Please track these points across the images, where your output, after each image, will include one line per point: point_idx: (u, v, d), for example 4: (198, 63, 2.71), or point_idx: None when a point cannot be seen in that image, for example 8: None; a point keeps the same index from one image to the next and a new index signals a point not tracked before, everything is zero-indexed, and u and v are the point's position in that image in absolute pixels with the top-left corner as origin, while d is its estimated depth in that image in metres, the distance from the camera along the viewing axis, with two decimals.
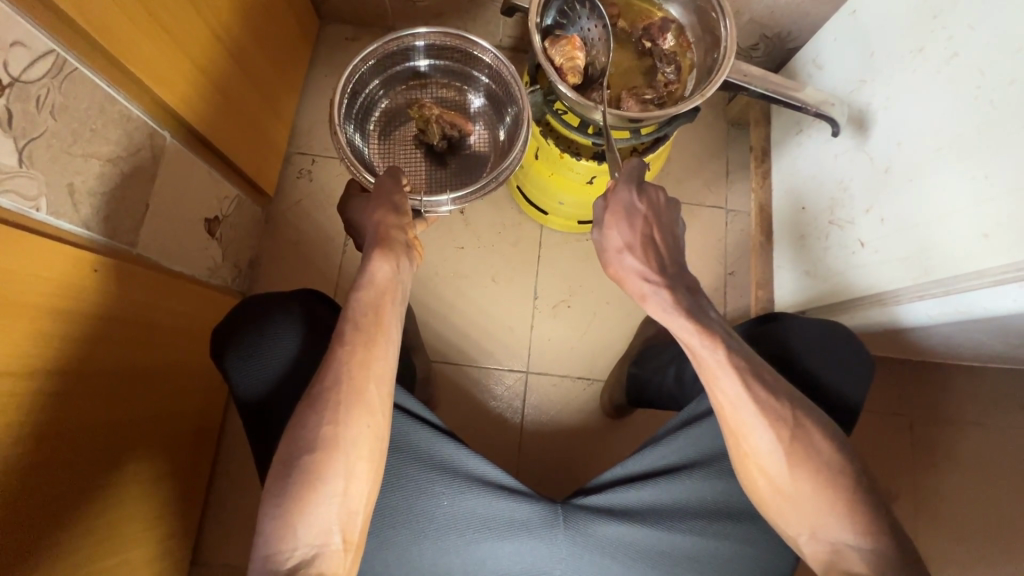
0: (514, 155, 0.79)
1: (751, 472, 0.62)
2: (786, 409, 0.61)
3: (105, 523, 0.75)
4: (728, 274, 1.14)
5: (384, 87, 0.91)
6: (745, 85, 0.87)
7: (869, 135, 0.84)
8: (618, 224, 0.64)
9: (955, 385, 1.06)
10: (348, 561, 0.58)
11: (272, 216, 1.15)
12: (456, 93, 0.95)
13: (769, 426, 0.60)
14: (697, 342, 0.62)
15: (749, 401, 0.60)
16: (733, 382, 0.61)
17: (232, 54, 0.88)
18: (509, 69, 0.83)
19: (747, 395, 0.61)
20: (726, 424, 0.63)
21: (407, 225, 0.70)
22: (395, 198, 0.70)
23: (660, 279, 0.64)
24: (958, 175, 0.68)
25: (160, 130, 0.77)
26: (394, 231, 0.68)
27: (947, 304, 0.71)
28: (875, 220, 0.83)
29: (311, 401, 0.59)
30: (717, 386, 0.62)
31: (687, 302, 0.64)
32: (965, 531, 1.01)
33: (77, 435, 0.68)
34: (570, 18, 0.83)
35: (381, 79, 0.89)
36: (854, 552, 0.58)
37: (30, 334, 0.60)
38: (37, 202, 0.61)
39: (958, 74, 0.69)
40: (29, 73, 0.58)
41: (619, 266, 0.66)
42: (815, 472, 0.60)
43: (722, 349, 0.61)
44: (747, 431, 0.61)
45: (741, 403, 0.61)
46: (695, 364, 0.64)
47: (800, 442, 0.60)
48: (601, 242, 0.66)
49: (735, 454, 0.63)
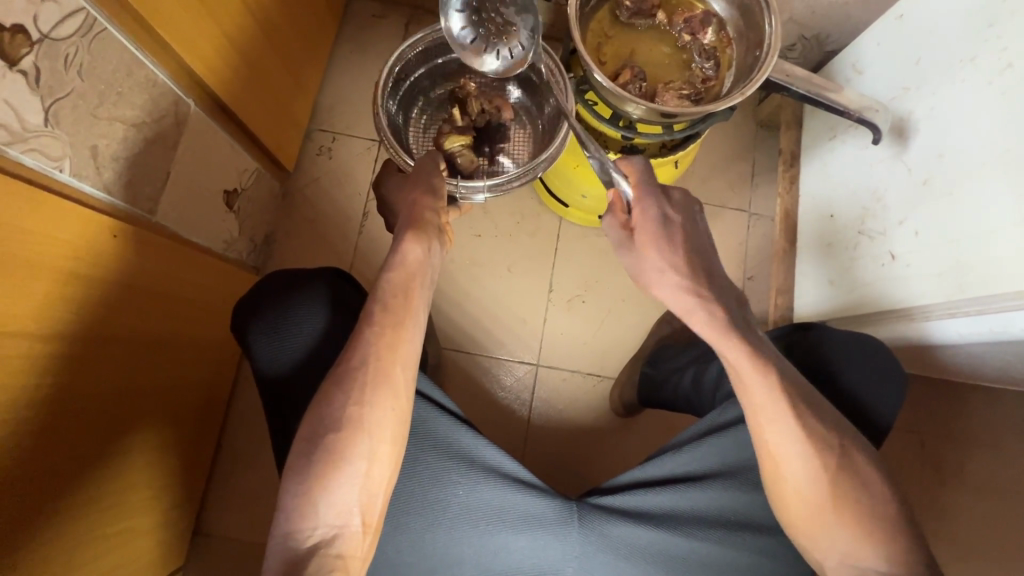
0: (551, 153, 0.78)
1: (780, 486, 0.61)
2: (822, 440, 0.60)
3: (115, 488, 0.76)
4: (746, 278, 1.12)
5: (429, 76, 0.90)
6: (786, 85, 0.83)
7: (908, 146, 0.82)
8: (653, 242, 0.63)
9: (974, 404, 1.04)
10: (366, 543, 0.58)
11: (290, 192, 1.13)
12: (499, 86, 0.93)
13: (795, 449, 0.60)
14: (746, 363, 0.61)
15: (790, 430, 0.60)
16: (781, 409, 0.60)
17: (261, 24, 0.87)
18: (551, 63, 0.79)
19: (791, 420, 0.60)
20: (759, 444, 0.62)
21: (442, 209, 0.69)
22: (434, 181, 0.69)
23: (707, 296, 0.62)
24: (1000, 193, 0.67)
25: (185, 96, 0.76)
26: (429, 213, 0.67)
27: (981, 324, 0.71)
28: (908, 233, 0.81)
29: (337, 380, 0.59)
30: (767, 406, 0.60)
31: (736, 323, 0.62)
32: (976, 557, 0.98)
33: (88, 400, 0.67)
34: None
35: (427, 67, 0.88)
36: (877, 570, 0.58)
37: (50, 298, 0.59)
38: (61, 162, 0.59)
39: (1010, 88, 0.67)
40: (59, 30, 0.56)
41: (649, 279, 0.64)
42: (836, 483, 0.59)
43: (773, 376, 0.60)
44: (779, 454, 0.60)
45: (788, 423, 0.60)
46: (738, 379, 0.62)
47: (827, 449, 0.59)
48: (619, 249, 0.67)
49: (768, 471, 0.62)
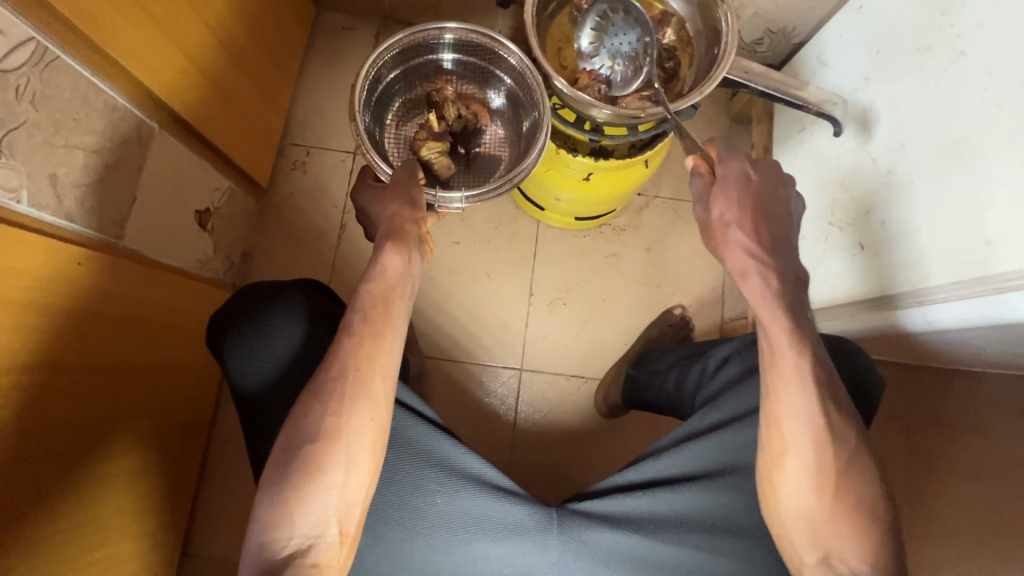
0: (533, 157, 0.77)
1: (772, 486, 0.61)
2: (803, 439, 0.59)
3: (95, 516, 0.76)
4: (726, 274, 1.15)
5: (404, 78, 0.89)
6: (745, 82, 0.83)
7: (872, 136, 0.83)
8: (731, 197, 0.62)
9: (960, 393, 1.01)
10: (343, 553, 0.58)
11: (267, 208, 1.13)
12: (476, 89, 0.93)
13: (801, 436, 0.59)
14: (785, 339, 0.59)
15: (805, 416, 0.59)
16: (799, 392, 0.59)
17: (224, 42, 0.87)
18: (533, 72, 0.80)
19: (803, 407, 0.59)
20: (769, 424, 0.61)
21: (421, 219, 0.68)
22: (412, 192, 0.68)
23: (766, 267, 0.60)
24: (961, 179, 0.67)
25: (147, 119, 0.76)
26: (408, 223, 0.66)
27: (945, 310, 0.70)
28: (875, 223, 0.81)
29: (314, 391, 0.59)
30: (784, 389, 0.60)
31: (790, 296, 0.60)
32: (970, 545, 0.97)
33: (61, 428, 0.67)
34: (606, 25, 0.82)
35: (402, 69, 0.87)
36: (841, 570, 0.58)
37: (16, 329, 0.59)
38: (18, 194, 0.59)
39: (966, 75, 0.67)
40: (8, 61, 0.56)
41: (721, 241, 0.62)
42: (793, 479, 0.60)
43: (806, 354, 0.59)
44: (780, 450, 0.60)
45: (801, 406, 0.59)
46: (768, 357, 0.61)
47: (809, 445, 0.59)
48: (704, 219, 0.64)
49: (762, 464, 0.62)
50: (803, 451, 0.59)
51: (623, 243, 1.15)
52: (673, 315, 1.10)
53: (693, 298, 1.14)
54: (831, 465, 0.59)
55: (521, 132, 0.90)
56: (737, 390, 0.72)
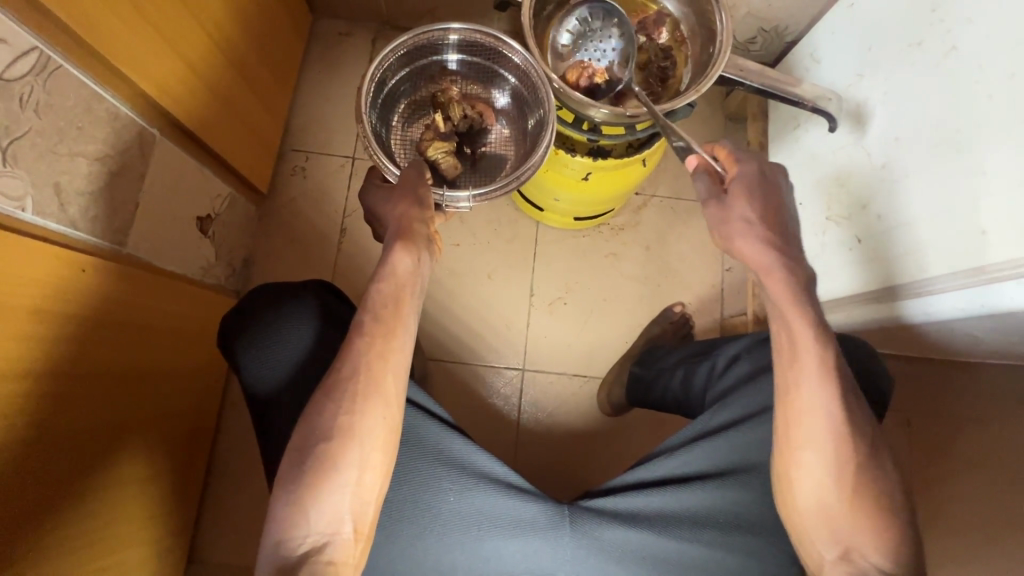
0: (539, 155, 0.77)
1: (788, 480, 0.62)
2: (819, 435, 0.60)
3: (102, 524, 0.75)
4: (725, 270, 1.16)
5: (410, 79, 0.90)
6: (742, 80, 0.83)
7: (867, 132, 0.84)
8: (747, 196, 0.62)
9: (960, 386, 1.01)
10: (358, 551, 0.58)
11: (268, 213, 1.14)
12: (481, 89, 0.93)
13: (821, 435, 0.60)
14: (800, 339, 0.60)
15: (825, 414, 0.60)
16: (817, 391, 0.60)
17: (223, 50, 0.87)
18: (536, 69, 0.80)
19: (826, 406, 0.60)
20: (787, 421, 0.61)
21: (430, 218, 0.69)
22: (420, 191, 0.69)
23: (772, 265, 0.61)
24: (955, 172, 0.68)
25: (148, 127, 0.76)
26: (417, 223, 0.67)
27: (943, 302, 0.71)
28: (872, 216, 0.82)
29: (327, 389, 0.59)
30: (802, 387, 0.60)
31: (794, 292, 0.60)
32: (977, 535, 0.97)
33: (69, 438, 0.67)
34: (586, 31, 0.86)
35: (408, 70, 0.87)
36: (866, 559, 0.59)
37: (24, 339, 0.60)
38: (23, 202, 0.60)
39: (957, 70, 0.68)
40: (11, 71, 0.56)
41: (735, 242, 0.62)
42: (810, 476, 0.60)
43: (825, 351, 0.60)
44: (799, 447, 0.61)
45: (824, 401, 0.60)
46: (782, 353, 0.62)
47: (828, 437, 0.60)
48: (719, 218, 0.63)
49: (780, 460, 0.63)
50: (820, 448, 0.60)
51: (622, 242, 1.16)
52: (674, 312, 1.10)
53: (693, 295, 1.15)
54: (842, 454, 0.60)
55: (526, 131, 0.91)
56: (750, 391, 0.72)
